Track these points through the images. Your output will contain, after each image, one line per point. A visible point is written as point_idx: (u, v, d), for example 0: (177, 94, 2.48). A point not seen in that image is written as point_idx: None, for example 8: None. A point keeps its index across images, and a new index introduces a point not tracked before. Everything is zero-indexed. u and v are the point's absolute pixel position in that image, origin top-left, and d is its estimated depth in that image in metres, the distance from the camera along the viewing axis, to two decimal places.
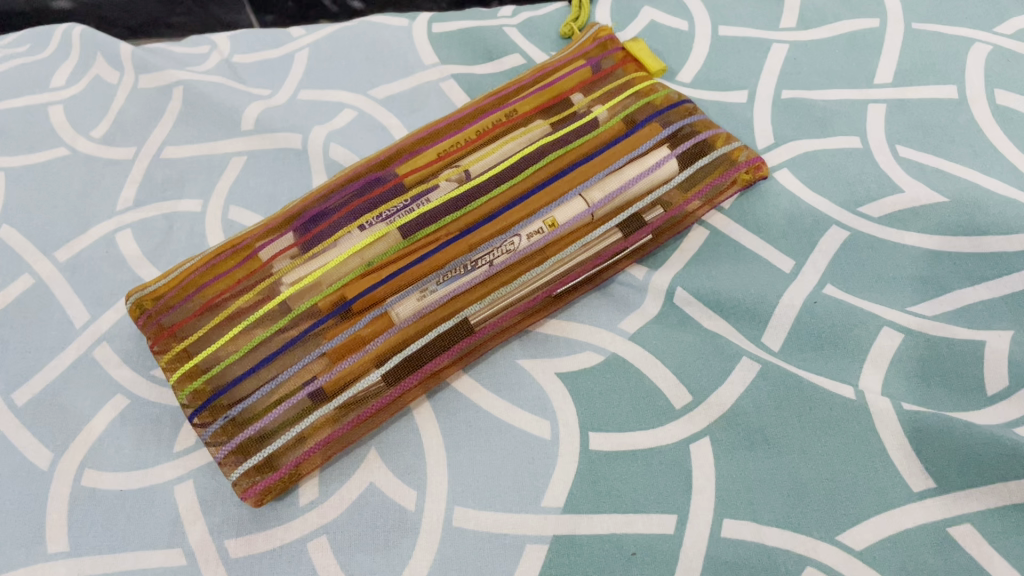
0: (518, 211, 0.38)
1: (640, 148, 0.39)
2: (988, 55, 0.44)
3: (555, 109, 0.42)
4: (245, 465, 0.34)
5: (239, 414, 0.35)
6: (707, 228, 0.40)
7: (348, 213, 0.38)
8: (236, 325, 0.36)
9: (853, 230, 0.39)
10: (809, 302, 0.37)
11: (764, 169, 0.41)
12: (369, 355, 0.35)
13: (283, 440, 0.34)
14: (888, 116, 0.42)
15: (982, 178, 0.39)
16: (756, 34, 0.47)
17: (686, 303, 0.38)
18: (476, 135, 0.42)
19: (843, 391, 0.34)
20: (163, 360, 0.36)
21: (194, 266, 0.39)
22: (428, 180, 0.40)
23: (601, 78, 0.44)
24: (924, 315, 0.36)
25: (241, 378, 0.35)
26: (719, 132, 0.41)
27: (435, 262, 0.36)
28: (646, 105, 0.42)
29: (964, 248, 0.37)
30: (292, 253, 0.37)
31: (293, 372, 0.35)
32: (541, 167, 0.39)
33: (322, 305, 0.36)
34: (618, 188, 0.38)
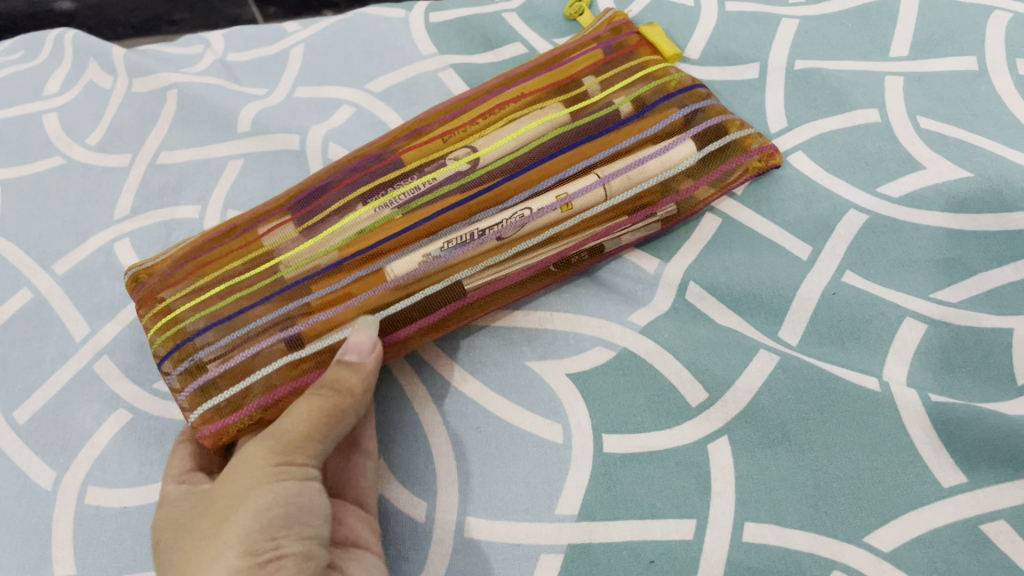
0: (519, 181, 0.36)
1: (647, 132, 0.37)
2: (1008, 23, 0.42)
3: (562, 90, 0.41)
4: (208, 404, 0.33)
5: (204, 357, 0.34)
6: (719, 215, 0.38)
7: (347, 190, 0.38)
8: (219, 285, 0.35)
9: (872, 213, 0.37)
10: (828, 293, 0.35)
11: (777, 157, 0.39)
12: (353, 308, 0.34)
13: (247, 381, 0.33)
14: (906, 89, 0.40)
15: (1007, 151, 0.38)
16: (764, 9, 0.45)
17: (699, 299, 0.36)
18: (481, 115, 0.41)
19: (868, 383, 0.33)
20: (148, 317, 0.36)
21: (194, 242, 0.39)
22: (430, 159, 0.38)
23: (615, 57, 0.42)
24: (948, 302, 0.34)
25: (210, 326, 0.34)
26: (734, 118, 0.39)
27: (430, 228, 0.35)
28: (658, 87, 0.40)
29: (991, 225, 0.35)
30: (290, 232, 0.37)
31: (269, 319, 0.34)
32: (541, 145, 0.38)
33: (311, 266, 0.35)
34: (633, 163, 0.36)
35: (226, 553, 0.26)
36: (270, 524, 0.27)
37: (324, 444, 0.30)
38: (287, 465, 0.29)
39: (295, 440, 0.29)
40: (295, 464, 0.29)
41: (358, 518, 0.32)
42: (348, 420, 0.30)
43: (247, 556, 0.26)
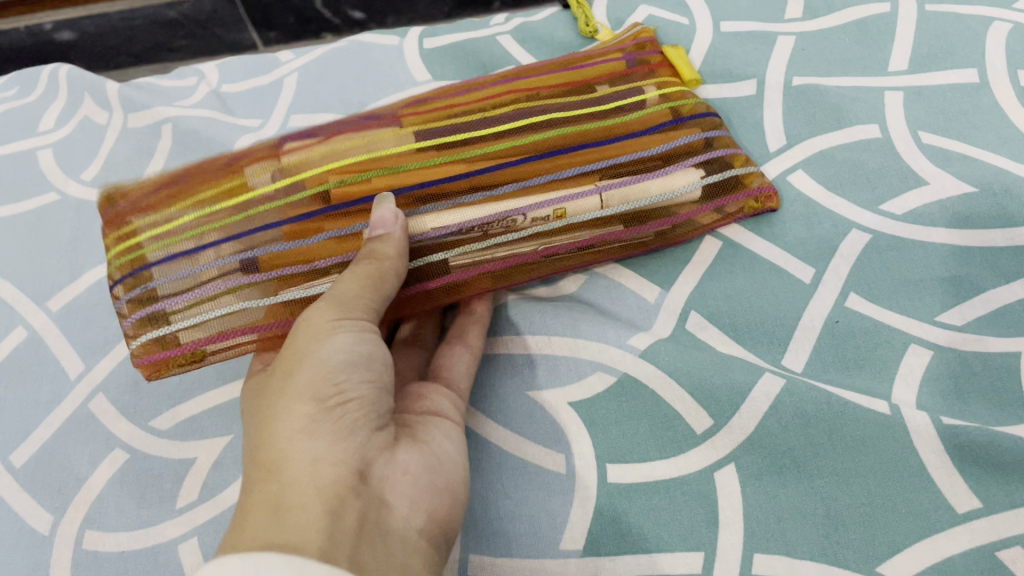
0: (507, 174, 0.36)
1: (651, 150, 0.37)
2: (1008, 34, 0.42)
3: (574, 92, 0.40)
4: (145, 337, 0.34)
5: (156, 287, 0.34)
6: (720, 237, 0.38)
7: (336, 144, 0.37)
8: (195, 215, 0.36)
9: (875, 232, 0.36)
10: (831, 320, 0.35)
11: (774, 201, 0.38)
12: (314, 270, 0.34)
13: (191, 320, 0.33)
14: (907, 104, 0.40)
15: (1012, 164, 0.37)
16: (760, 28, 0.44)
17: (701, 328, 0.36)
18: (485, 97, 0.40)
19: (877, 407, 0.32)
20: (115, 239, 0.37)
21: (182, 178, 0.38)
22: (431, 127, 0.38)
23: (633, 71, 0.41)
24: (954, 326, 0.34)
25: (170, 258, 0.35)
26: (739, 153, 0.39)
27: (405, 203, 0.35)
28: (668, 110, 0.39)
29: (997, 241, 0.35)
30: (271, 171, 0.37)
31: (228, 261, 0.34)
32: (536, 142, 0.37)
33: (284, 213, 0.35)
34: (632, 182, 0.36)
35: (297, 401, 0.28)
36: (332, 373, 0.28)
37: (374, 304, 0.31)
38: (342, 321, 0.30)
39: (347, 297, 0.30)
40: (350, 320, 0.30)
41: (438, 394, 0.34)
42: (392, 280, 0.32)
43: (316, 403, 0.28)
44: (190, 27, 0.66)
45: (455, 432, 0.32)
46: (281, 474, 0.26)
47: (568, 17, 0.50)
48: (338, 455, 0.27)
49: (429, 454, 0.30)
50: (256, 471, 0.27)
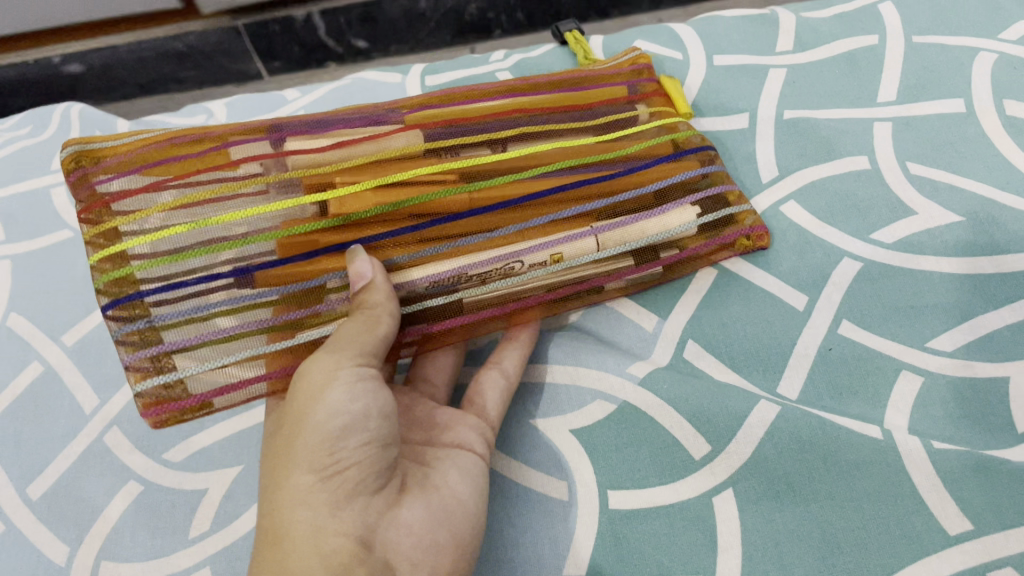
0: (508, 214, 0.36)
1: (645, 188, 0.38)
2: (994, 64, 0.43)
3: (577, 117, 0.40)
4: (157, 380, 0.32)
5: (161, 324, 0.33)
6: (715, 266, 0.39)
7: (342, 157, 0.36)
8: (190, 227, 0.34)
9: (866, 260, 0.37)
10: (824, 348, 0.36)
11: (766, 239, 0.39)
12: (319, 315, 0.34)
13: (204, 366, 0.33)
14: (895, 134, 0.41)
15: (997, 193, 0.38)
16: (752, 61, 0.46)
17: (698, 356, 0.36)
18: (487, 113, 0.40)
19: (870, 432, 0.33)
20: (94, 234, 0.34)
21: (170, 167, 0.36)
22: (434, 147, 0.37)
23: (631, 99, 0.42)
24: (944, 352, 0.35)
25: (171, 287, 0.33)
26: (734, 188, 0.40)
27: (406, 244, 0.35)
28: (668, 142, 0.40)
29: (985, 268, 0.36)
30: (268, 187, 0.35)
31: (238, 301, 0.33)
32: (538, 176, 0.37)
33: (286, 245, 0.34)
34: (629, 225, 0.36)
35: (298, 471, 0.28)
36: (327, 440, 0.29)
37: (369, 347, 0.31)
38: (343, 372, 0.30)
39: (344, 345, 0.30)
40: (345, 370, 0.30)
41: (465, 427, 0.34)
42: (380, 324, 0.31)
43: (315, 473, 0.28)
44: (196, 61, 0.67)
45: (470, 472, 0.32)
46: (285, 545, 0.28)
47: (565, 53, 0.51)
48: (337, 528, 0.28)
49: (435, 506, 0.30)
50: (268, 536, 0.28)
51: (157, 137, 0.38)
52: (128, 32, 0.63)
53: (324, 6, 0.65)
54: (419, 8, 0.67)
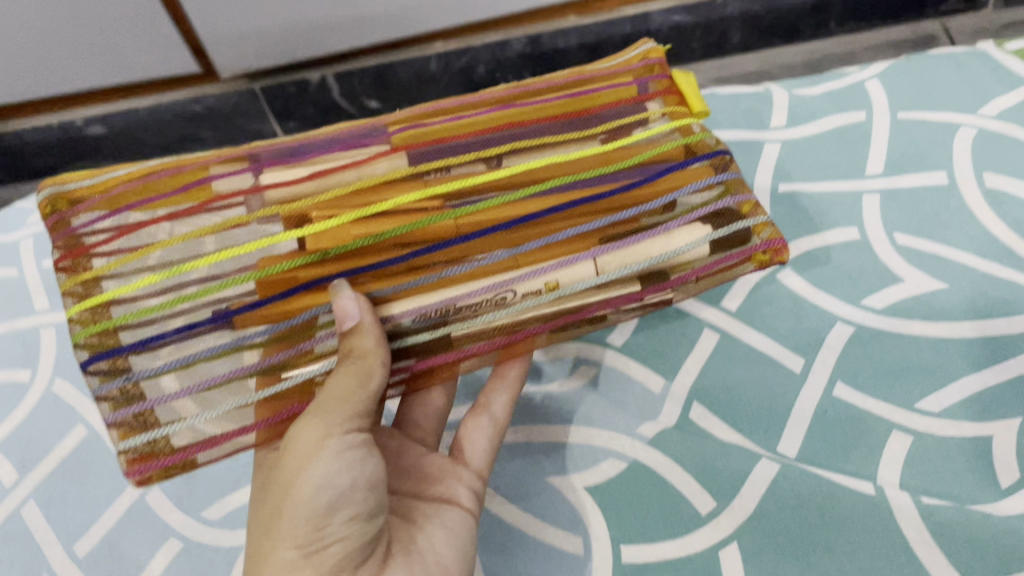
0: (500, 240, 0.33)
1: (650, 204, 0.34)
2: (974, 139, 0.46)
3: (577, 124, 0.37)
4: (140, 439, 0.31)
5: (145, 377, 0.31)
6: (718, 330, 0.41)
7: (320, 188, 0.34)
8: (171, 271, 0.32)
9: (858, 324, 0.40)
10: (821, 409, 0.38)
11: (785, 254, 0.35)
12: (307, 353, 0.32)
13: (190, 421, 0.31)
14: (883, 206, 0.44)
15: (979, 262, 0.41)
16: (748, 136, 0.49)
17: (703, 417, 0.39)
18: (479, 127, 0.37)
19: (864, 488, 0.36)
20: (73, 284, 0.33)
21: (145, 199, 0.35)
22: (422, 167, 0.35)
23: (641, 99, 0.38)
24: (932, 412, 0.37)
25: (152, 337, 0.32)
26: (749, 198, 0.35)
27: (392, 276, 0.33)
28: (678, 149, 0.36)
29: (968, 332, 0.39)
30: (250, 222, 0.34)
31: (223, 347, 0.32)
32: (532, 195, 0.34)
33: (270, 283, 0.32)
34: (633, 247, 0.33)
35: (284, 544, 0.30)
36: (314, 517, 0.29)
37: (358, 409, 0.30)
38: (331, 442, 0.30)
39: (331, 409, 0.30)
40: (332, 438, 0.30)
41: (454, 482, 0.36)
42: (370, 384, 0.30)
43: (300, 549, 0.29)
44: (214, 121, 0.65)
45: (456, 534, 0.34)
46: None
47: None
48: None
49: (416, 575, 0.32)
50: None
51: (132, 172, 0.36)
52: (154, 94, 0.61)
53: (340, 69, 0.63)
54: (430, 71, 0.65)
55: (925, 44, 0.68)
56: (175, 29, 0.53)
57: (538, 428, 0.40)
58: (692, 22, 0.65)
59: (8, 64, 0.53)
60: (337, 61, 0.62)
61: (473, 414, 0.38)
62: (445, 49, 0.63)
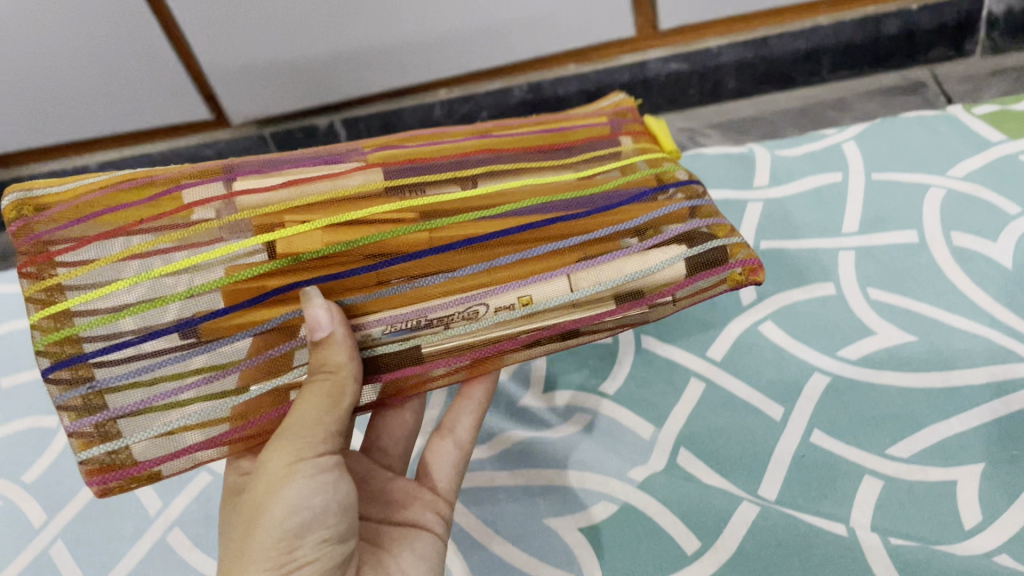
0: (472, 253, 0.36)
1: (623, 225, 0.38)
2: (943, 199, 0.49)
3: (549, 161, 0.42)
4: (99, 452, 0.32)
5: (105, 388, 0.33)
6: (704, 380, 0.44)
7: (295, 194, 0.36)
8: (135, 281, 0.34)
9: (835, 374, 0.43)
10: (798, 455, 0.41)
11: (760, 274, 0.37)
12: (271, 359, 0.34)
13: (149, 435, 0.33)
14: (858, 262, 0.47)
15: (946, 316, 0.44)
16: (733, 196, 0.52)
17: (689, 462, 0.42)
18: (451, 156, 0.41)
19: (837, 529, 0.38)
20: (36, 288, 0.34)
21: (111, 206, 0.36)
22: (400, 185, 0.38)
23: (612, 137, 0.44)
24: (901, 458, 0.40)
25: (115, 345, 0.33)
26: (723, 223, 0.39)
27: (364, 283, 0.35)
28: (644, 180, 0.40)
29: (935, 383, 0.42)
30: (219, 230, 0.35)
31: (182, 361, 0.34)
32: (505, 214, 0.37)
33: (236, 289, 0.34)
34: (603, 267, 0.36)
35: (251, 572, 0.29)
36: (287, 538, 0.29)
37: (329, 426, 0.31)
38: (302, 463, 0.30)
39: (301, 428, 0.30)
40: (304, 459, 0.30)
41: (420, 506, 0.37)
42: (339, 401, 0.31)
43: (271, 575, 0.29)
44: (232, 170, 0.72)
45: (426, 558, 0.35)
46: None
47: None
48: None
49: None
50: None
51: (102, 181, 0.37)
52: (164, 140, 0.65)
53: (347, 116, 0.67)
54: (434, 117, 0.69)
55: (916, 88, 0.71)
56: (184, 72, 0.59)
57: (536, 471, 0.43)
58: (689, 70, 0.69)
59: (38, 111, 0.59)
60: (349, 107, 0.67)
61: (438, 437, 0.39)
62: (449, 95, 0.67)
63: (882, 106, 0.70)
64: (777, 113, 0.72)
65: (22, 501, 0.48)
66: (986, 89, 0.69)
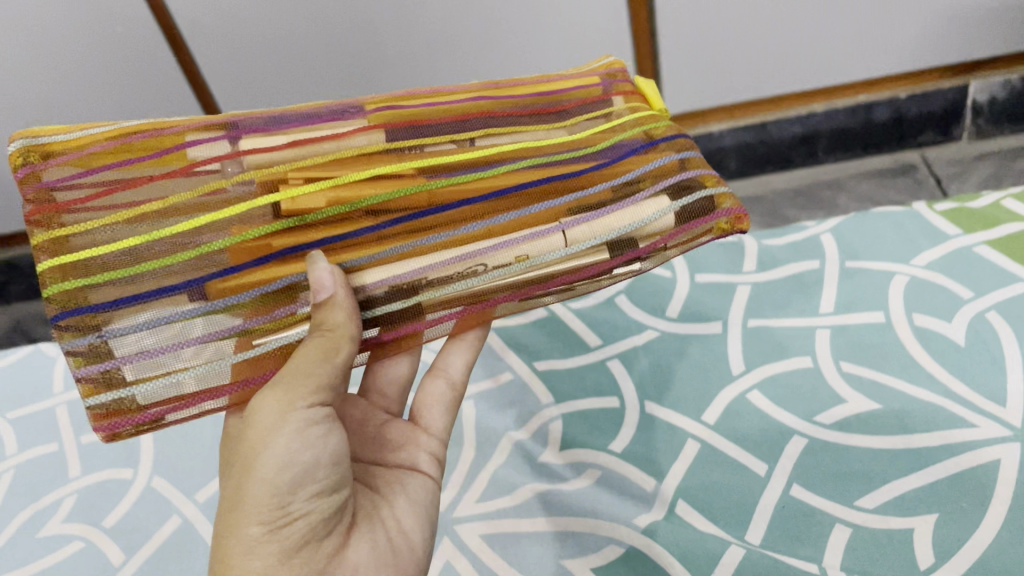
0: (468, 211, 0.40)
1: (622, 179, 0.42)
2: (907, 285, 0.57)
3: (544, 122, 0.46)
4: (105, 401, 0.35)
5: (114, 339, 0.35)
6: (699, 441, 0.51)
7: (301, 154, 0.40)
8: (144, 238, 0.37)
9: (810, 436, 0.50)
10: (780, 506, 0.48)
11: (745, 222, 0.41)
12: (277, 320, 0.37)
13: (156, 385, 0.35)
14: (832, 339, 0.55)
15: (906, 385, 0.51)
16: (726, 279, 0.61)
17: (686, 512, 0.48)
18: (452, 116, 0.45)
19: (811, 568, 0.45)
20: (43, 236, 0.37)
21: (118, 162, 0.40)
22: (401, 146, 0.42)
23: (604, 97, 0.48)
24: (867, 508, 0.47)
25: (122, 297, 0.36)
26: (709, 175, 0.42)
27: (365, 244, 0.38)
28: (635, 138, 0.45)
29: (897, 445, 0.49)
30: (227, 187, 0.39)
31: (188, 314, 0.36)
32: (502, 174, 0.41)
33: (240, 250, 0.37)
34: (597, 221, 0.39)
35: (249, 522, 0.33)
36: (281, 493, 0.33)
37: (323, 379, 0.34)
38: (295, 415, 0.33)
39: (298, 381, 0.33)
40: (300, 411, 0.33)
41: (414, 446, 0.42)
42: (332, 359, 0.34)
43: (267, 525, 0.33)
44: None
45: (417, 501, 0.39)
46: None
47: None
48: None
49: (380, 545, 0.36)
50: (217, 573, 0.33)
51: (106, 133, 0.41)
52: None
53: None
54: None
55: (908, 169, 0.85)
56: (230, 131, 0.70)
57: (554, 518, 0.49)
58: None
59: None
60: None
61: (433, 378, 0.45)
62: None
63: (874, 186, 0.84)
64: (777, 194, 0.86)
65: (101, 542, 0.55)
66: (971, 172, 0.83)
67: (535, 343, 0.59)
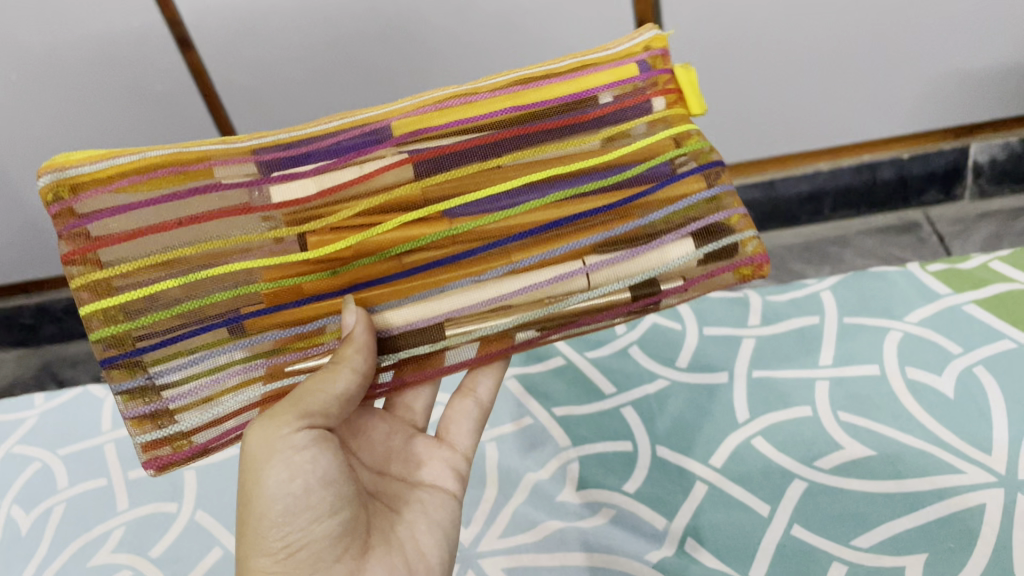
0: (496, 255, 0.42)
1: (645, 219, 0.42)
2: (900, 340, 0.61)
3: (580, 131, 0.45)
4: (155, 436, 0.39)
5: (160, 382, 0.39)
6: (706, 483, 0.55)
7: (333, 199, 0.42)
8: (183, 284, 0.39)
9: (809, 479, 0.54)
10: (781, 545, 0.51)
11: (765, 269, 0.41)
12: (309, 356, 0.41)
13: (198, 420, 0.40)
14: (830, 390, 0.59)
15: (899, 434, 0.55)
16: (732, 332, 0.66)
17: (694, 549, 0.52)
18: (485, 127, 0.44)
19: None
20: (81, 281, 0.38)
21: (149, 197, 0.41)
22: (432, 178, 0.42)
23: (643, 97, 0.45)
24: (862, 548, 0.50)
25: (164, 341, 0.39)
26: (733, 214, 0.42)
27: (397, 292, 0.41)
28: (668, 160, 0.44)
29: (891, 488, 0.53)
30: (264, 238, 0.41)
31: (224, 355, 0.40)
32: (531, 212, 0.42)
33: (276, 295, 0.40)
34: (616, 266, 0.41)
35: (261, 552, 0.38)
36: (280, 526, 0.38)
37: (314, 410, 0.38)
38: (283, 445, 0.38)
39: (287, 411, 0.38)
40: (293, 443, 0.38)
41: (437, 464, 0.46)
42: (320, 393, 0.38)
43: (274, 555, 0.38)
44: None
45: (434, 519, 0.43)
46: None
47: None
48: None
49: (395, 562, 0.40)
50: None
51: (133, 162, 0.41)
52: None
53: None
54: None
55: (912, 227, 0.90)
56: None
57: (571, 554, 0.53)
58: None
59: None
60: None
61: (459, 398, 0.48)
62: None
63: (878, 243, 0.89)
64: (784, 248, 0.92)
65: (148, 571, 0.59)
66: (973, 231, 0.88)
67: (554, 389, 0.64)
